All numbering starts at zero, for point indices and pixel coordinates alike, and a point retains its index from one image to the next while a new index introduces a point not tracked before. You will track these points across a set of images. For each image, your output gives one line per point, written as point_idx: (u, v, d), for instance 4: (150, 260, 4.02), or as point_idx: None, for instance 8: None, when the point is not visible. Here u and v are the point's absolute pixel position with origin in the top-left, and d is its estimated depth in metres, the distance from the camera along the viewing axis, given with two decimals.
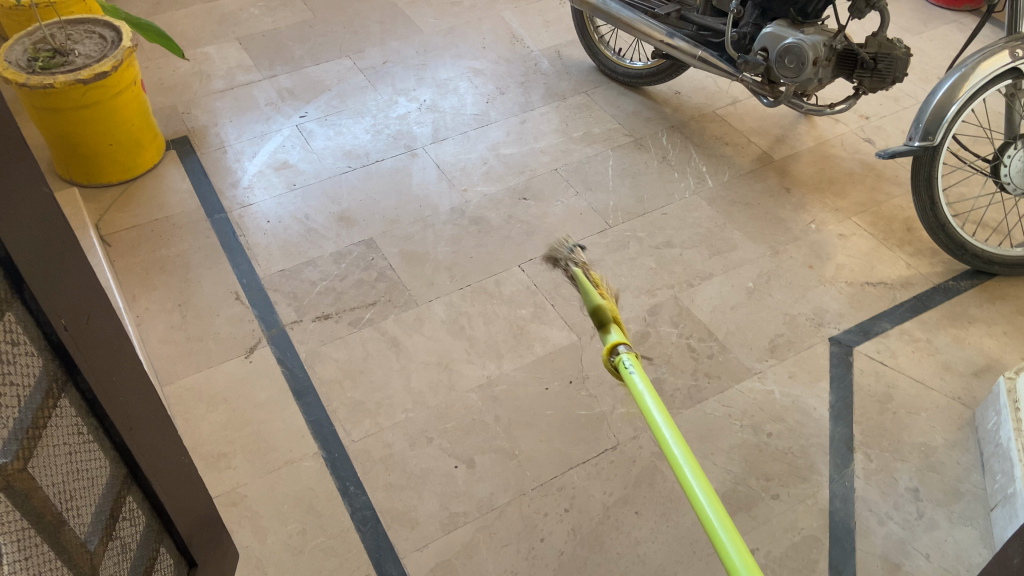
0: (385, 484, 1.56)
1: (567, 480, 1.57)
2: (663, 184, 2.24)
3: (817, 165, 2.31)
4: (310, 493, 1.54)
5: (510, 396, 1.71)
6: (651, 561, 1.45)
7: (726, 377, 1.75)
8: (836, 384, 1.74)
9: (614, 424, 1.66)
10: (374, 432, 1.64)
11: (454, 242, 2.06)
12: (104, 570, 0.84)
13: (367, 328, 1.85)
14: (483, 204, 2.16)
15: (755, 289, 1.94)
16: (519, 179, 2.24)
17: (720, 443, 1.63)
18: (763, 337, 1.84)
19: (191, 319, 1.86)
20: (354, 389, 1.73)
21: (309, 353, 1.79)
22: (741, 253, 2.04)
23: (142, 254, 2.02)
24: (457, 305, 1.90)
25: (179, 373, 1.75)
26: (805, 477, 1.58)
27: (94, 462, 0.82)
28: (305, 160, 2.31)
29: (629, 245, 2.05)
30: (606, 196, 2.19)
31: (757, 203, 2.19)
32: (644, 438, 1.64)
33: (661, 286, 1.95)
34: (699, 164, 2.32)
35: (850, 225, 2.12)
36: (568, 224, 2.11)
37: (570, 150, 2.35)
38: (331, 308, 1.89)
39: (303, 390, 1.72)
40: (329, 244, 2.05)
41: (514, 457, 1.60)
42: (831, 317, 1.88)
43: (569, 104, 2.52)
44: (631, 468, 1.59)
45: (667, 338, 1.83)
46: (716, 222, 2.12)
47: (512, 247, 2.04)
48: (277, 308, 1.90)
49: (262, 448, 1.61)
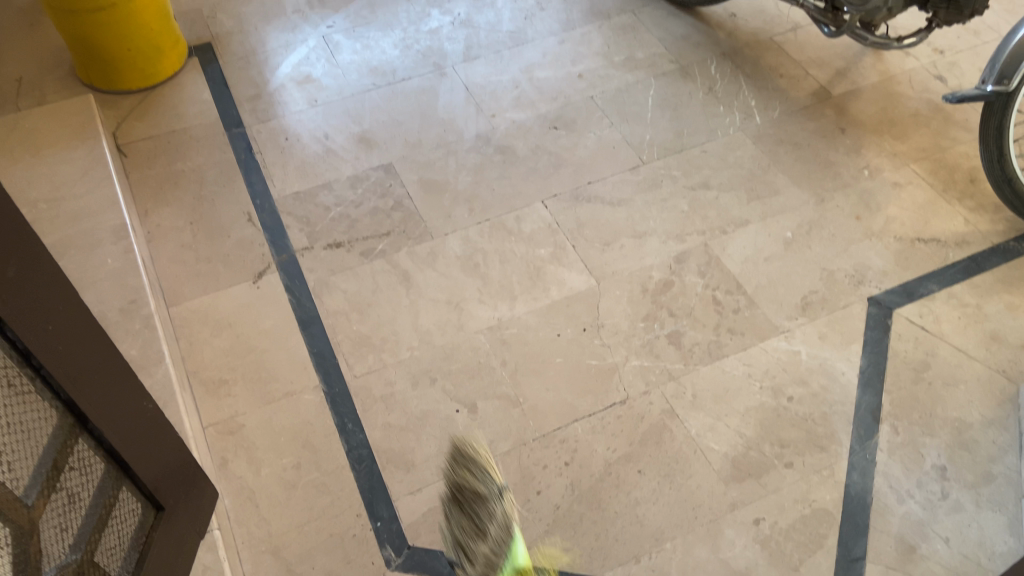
0: (384, 423, 1.53)
1: (571, 432, 1.50)
2: (706, 118, 2.08)
3: (879, 104, 2.11)
4: (308, 426, 1.52)
5: (519, 340, 1.64)
6: (649, 523, 1.39)
7: (751, 334, 1.65)
8: (870, 349, 1.62)
9: (626, 377, 1.58)
10: (377, 368, 1.60)
11: (476, 171, 1.95)
12: (46, 523, 0.81)
13: (378, 259, 1.78)
14: (510, 131, 2.04)
15: (793, 240, 1.81)
16: (552, 106, 2.10)
17: (735, 405, 1.54)
18: (795, 293, 1.71)
19: (202, 238, 1.80)
20: (361, 322, 1.68)
21: (317, 282, 1.73)
22: (783, 199, 1.89)
23: (157, 167, 1.94)
24: (473, 241, 1.81)
25: (187, 294, 1.70)
26: (824, 447, 1.49)
27: (32, 414, 0.77)
28: (329, 75, 2.20)
29: (662, 184, 1.92)
30: (643, 129, 2.05)
31: (807, 143, 2.02)
32: (656, 393, 1.56)
33: (692, 232, 1.82)
34: (748, 98, 2.14)
35: (906, 173, 1.94)
36: (598, 158, 1.98)
37: (610, 76, 2.18)
38: (344, 236, 1.82)
39: (308, 320, 1.67)
40: (347, 167, 1.96)
41: (517, 406, 1.54)
42: (873, 275, 1.75)
43: (614, 24, 2.34)
44: (638, 425, 1.51)
45: (691, 289, 1.72)
46: (759, 163, 1.97)
47: (537, 179, 1.93)
48: (289, 232, 1.82)
49: (263, 378, 1.58)
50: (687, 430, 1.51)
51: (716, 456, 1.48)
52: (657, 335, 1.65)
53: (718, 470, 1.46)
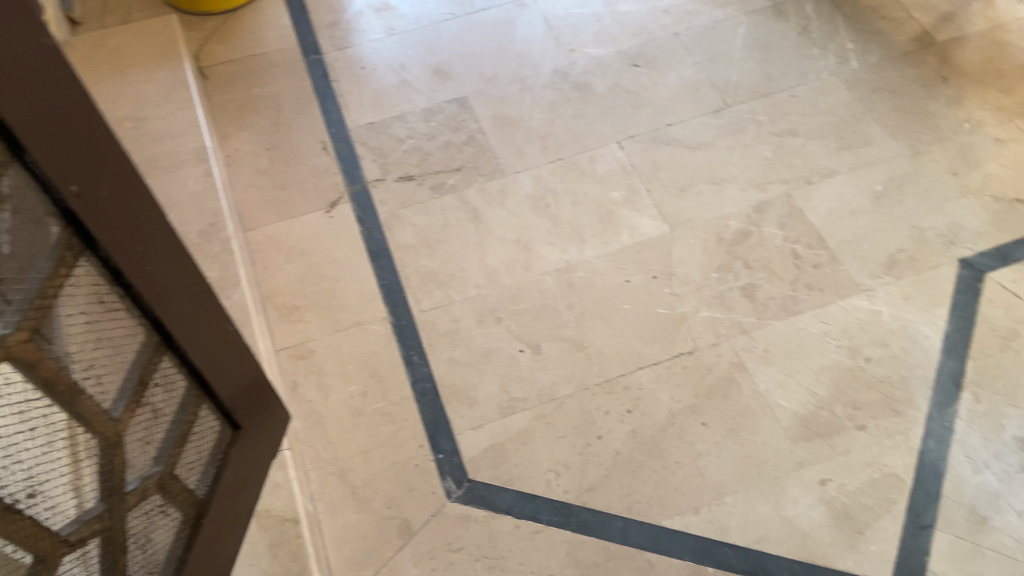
0: (449, 359, 1.54)
1: (635, 380, 1.49)
2: (798, 61, 1.97)
3: (987, 53, 1.96)
4: (374, 356, 1.54)
5: (587, 285, 1.61)
6: (711, 476, 1.38)
7: (830, 291, 1.58)
8: (956, 313, 1.54)
9: (695, 328, 1.55)
10: (444, 304, 1.60)
11: (551, 109, 1.90)
12: (130, 435, 0.84)
13: (449, 194, 1.76)
14: (589, 68, 1.97)
15: (882, 194, 1.71)
16: (634, 42, 2.02)
17: (809, 362, 1.50)
18: (881, 250, 1.63)
19: (278, 165, 1.81)
20: (430, 257, 1.67)
21: (388, 215, 1.73)
22: (875, 151, 1.79)
23: (236, 91, 1.94)
24: (545, 180, 1.78)
25: (262, 220, 1.72)
26: (899, 411, 1.44)
27: (119, 330, 0.80)
28: (407, 3, 2.15)
29: (745, 129, 1.84)
30: (730, 70, 1.95)
31: (905, 92, 1.89)
32: (726, 346, 1.52)
33: (774, 181, 1.75)
34: (845, 41, 2.01)
35: (1011, 128, 1.81)
36: (680, 99, 1.90)
37: (697, 13, 2.08)
38: (416, 169, 1.81)
39: (378, 252, 1.68)
40: (421, 99, 1.93)
41: (582, 349, 1.53)
42: (966, 236, 1.65)
43: None
44: (705, 377, 1.48)
45: (770, 241, 1.66)
46: (851, 111, 1.86)
47: (614, 119, 1.87)
48: (362, 163, 1.82)
49: (333, 306, 1.60)
50: (756, 385, 1.47)
51: (785, 414, 1.44)
52: (731, 287, 1.60)
53: (786, 427, 1.43)
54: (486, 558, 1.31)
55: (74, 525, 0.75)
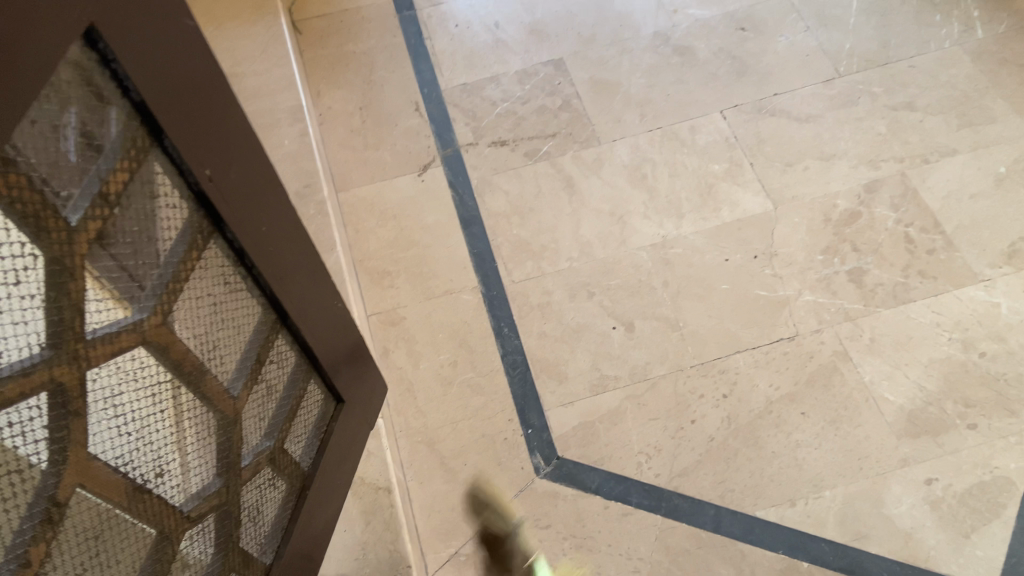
0: (539, 332, 1.51)
1: (732, 363, 1.45)
2: (919, 28, 1.84)
3: None
4: (465, 326, 1.53)
5: (684, 262, 1.57)
6: (808, 468, 1.34)
7: (945, 280, 1.50)
8: None
9: (797, 312, 1.49)
10: (535, 276, 1.58)
11: (651, 74, 1.82)
12: (247, 411, 0.85)
13: (542, 162, 1.72)
14: (692, 31, 1.88)
15: (1007, 177, 1.60)
16: (741, 4, 1.91)
17: (918, 355, 1.43)
18: (1002, 238, 1.53)
19: (371, 125, 1.79)
20: (522, 226, 1.64)
21: (480, 181, 1.71)
22: (1000, 129, 1.66)
23: (330, 47, 1.92)
24: (642, 150, 1.72)
25: (356, 182, 1.71)
26: (1014, 411, 1.36)
27: (241, 310, 0.79)
28: None
29: (858, 101, 1.73)
30: (843, 37, 1.83)
31: None
32: (829, 333, 1.46)
33: (887, 158, 1.65)
34: (971, 7, 1.86)
35: None
36: (788, 67, 1.80)
37: None
38: (509, 134, 1.76)
39: (470, 219, 1.66)
40: (515, 60, 1.88)
41: (676, 330, 1.49)
42: None
43: None
44: (806, 364, 1.43)
45: (881, 223, 1.57)
46: (975, 85, 1.73)
47: (717, 87, 1.79)
48: (455, 126, 1.79)
49: (424, 273, 1.59)
50: (860, 376, 1.41)
51: (889, 408, 1.38)
52: (837, 270, 1.53)
53: (890, 422, 1.37)
54: (574, 538, 1.30)
55: (195, 501, 0.76)
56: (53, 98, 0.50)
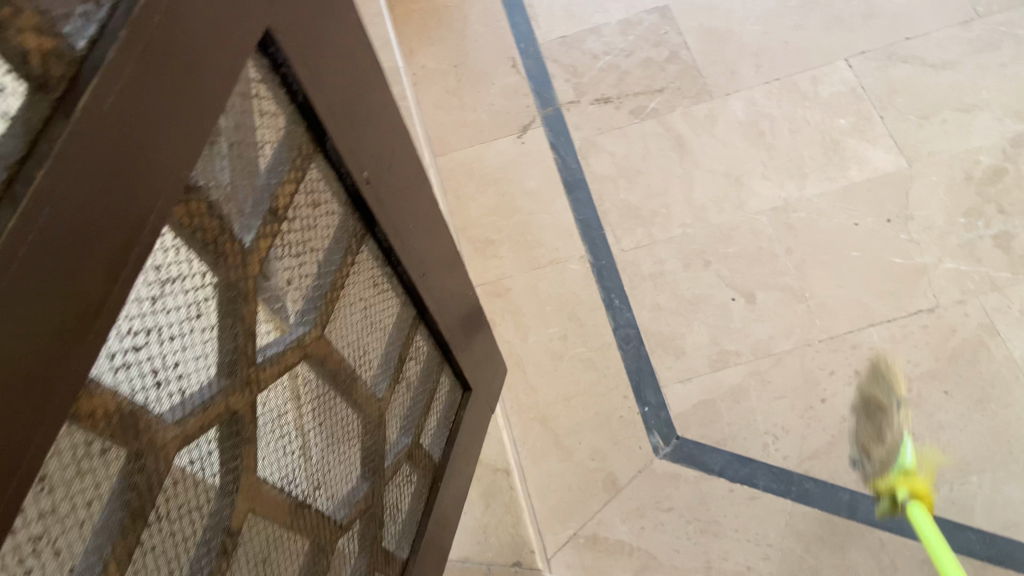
0: (653, 304, 1.44)
1: (865, 338, 1.35)
2: None
3: None
4: (574, 298, 1.46)
5: (808, 226, 1.46)
6: (952, 451, 1.25)
7: None
8: None
9: (937, 281, 1.38)
10: (646, 244, 1.50)
11: (766, 20, 1.69)
12: (390, 411, 0.81)
13: (649, 120, 1.62)
14: None
15: None
16: None
17: None
18: None
19: (466, 84, 1.71)
20: (630, 190, 1.56)
21: (584, 142, 1.62)
22: None
23: (420, 2, 1.84)
24: (759, 104, 1.60)
25: (453, 145, 1.64)
26: None
27: (387, 310, 0.75)
28: None
29: (1003, 44, 1.57)
30: None
31: None
32: (974, 304, 1.35)
33: None
34: None
35: None
36: (922, 8, 1.64)
37: None
38: (613, 90, 1.66)
39: (574, 183, 1.58)
40: (617, 8, 1.76)
41: (803, 301, 1.40)
42: None
43: None
44: (948, 339, 1.33)
45: None
46: None
47: (841, 32, 1.64)
48: (554, 82, 1.69)
49: (529, 242, 1.53)
50: (1009, 351, 1.30)
51: None
52: (981, 235, 1.40)
53: None
54: (699, 521, 1.25)
55: (347, 509, 0.73)
56: (234, 115, 0.47)
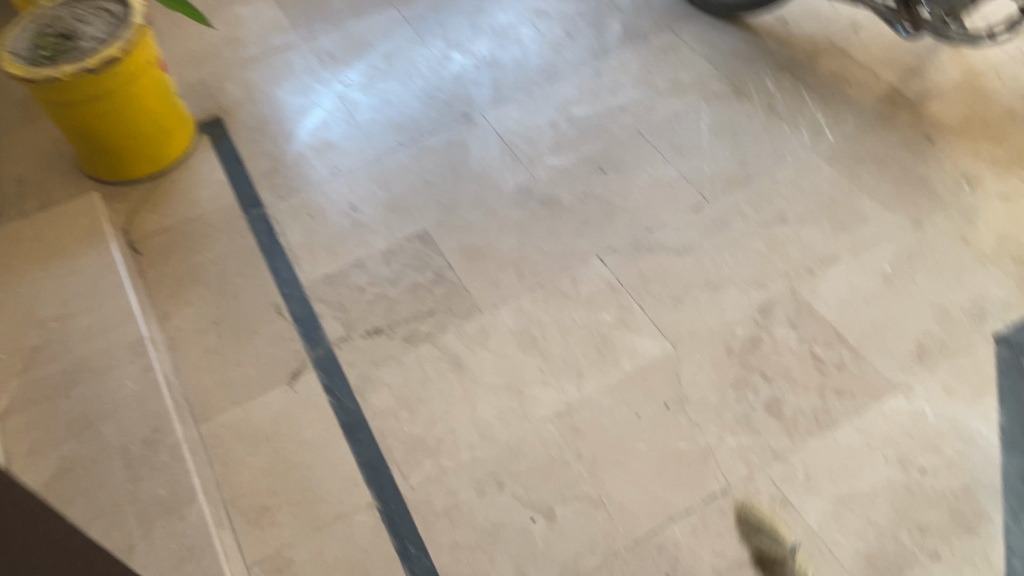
0: (451, 543, 1.33)
1: (668, 536, 1.30)
2: (771, 141, 1.85)
3: (964, 104, 1.88)
4: (365, 554, 1.32)
5: (594, 427, 1.44)
6: None
7: (862, 394, 1.42)
8: (1008, 400, 1.39)
9: (723, 460, 1.37)
10: (436, 476, 1.41)
11: (520, 231, 1.75)
12: None
13: (423, 344, 1.59)
14: (554, 180, 1.84)
15: (893, 274, 1.58)
16: (596, 146, 1.89)
17: (859, 484, 1.31)
18: (906, 339, 1.48)
19: (229, 339, 1.63)
20: (412, 421, 1.48)
21: (359, 378, 1.55)
22: (873, 227, 1.66)
23: (174, 262, 1.77)
24: (527, 312, 1.61)
25: (218, 406, 1.53)
26: (973, 529, 1.26)
27: None
28: (349, 137, 2.00)
29: (731, 222, 1.71)
30: (702, 161, 1.83)
31: (891, 158, 1.78)
32: (762, 479, 1.34)
33: (774, 276, 1.61)
34: (814, 112, 1.90)
35: (1012, 182, 1.70)
36: (656, 201, 1.77)
37: (655, 105, 1.96)
38: (383, 320, 1.63)
39: (353, 424, 1.48)
40: (377, 240, 1.77)
41: (601, 508, 1.34)
42: (994, 308, 1.51)
43: (652, 45, 2.12)
44: (746, 521, 1.30)
45: (784, 345, 1.50)
46: (838, 187, 1.74)
47: (590, 233, 1.73)
48: (322, 322, 1.65)
49: (309, 499, 1.39)
50: (805, 522, 1.29)
51: (846, 553, 1.25)
52: (753, 405, 1.43)
53: (851, 570, 1.23)
54: None
55: None
56: None
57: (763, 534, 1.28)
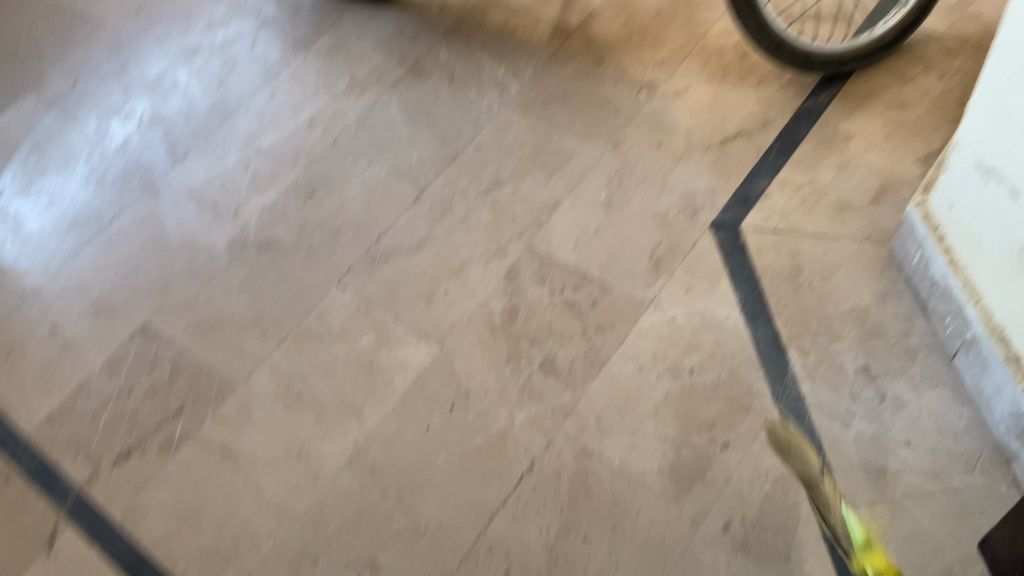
0: None
1: (493, 534, 1.27)
2: (464, 109, 1.85)
3: (620, 17, 1.97)
4: None
5: (388, 458, 1.37)
6: None
7: (620, 323, 1.46)
8: (739, 278, 1.49)
9: (520, 438, 1.36)
10: None
11: (248, 287, 1.62)
12: None
13: (185, 446, 1.43)
14: (265, 221, 1.71)
15: (611, 200, 1.64)
16: (296, 172, 1.79)
17: (644, 408, 1.36)
18: (641, 256, 1.54)
19: None
20: (199, 533, 1.34)
21: (126, 512, 1.38)
22: (580, 161, 1.71)
23: None
24: (283, 368, 1.50)
25: None
26: (748, 408, 1.33)
27: None
28: (22, 253, 1.74)
29: (454, 202, 1.69)
30: (406, 151, 1.79)
31: (575, 90, 1.84)
32: (559, 440, 1.35)
33: (508, 240, 1.61)
34: (493, 68, 1.92)
35: (682, 77, 1.82)
36: (375, 207, 1.70)
37: (341, 110, 1.88)
38: (131, 439, 1.45)
39: (136, 565, 1.32)
40: (95, 355, 1.57)
41: (423, 535, 1.29)
42: (703, 199, 1.61)
43: (319, 48, 2.02)
44: (559, 486, 1.30)
45: (539, 303, 1.51)
46: (539, 134, 1.77)
47: (321, 262, 1.64)
48: (62, 469, 1.44)
49: None
50: (610, 463, 1.31)
51: (653, 478, 1.29)
52: (530, 373, 1.43)
53: (661, 491, 1.28)
54: None
55: None
56: None
57: (794, 454, 1.16)
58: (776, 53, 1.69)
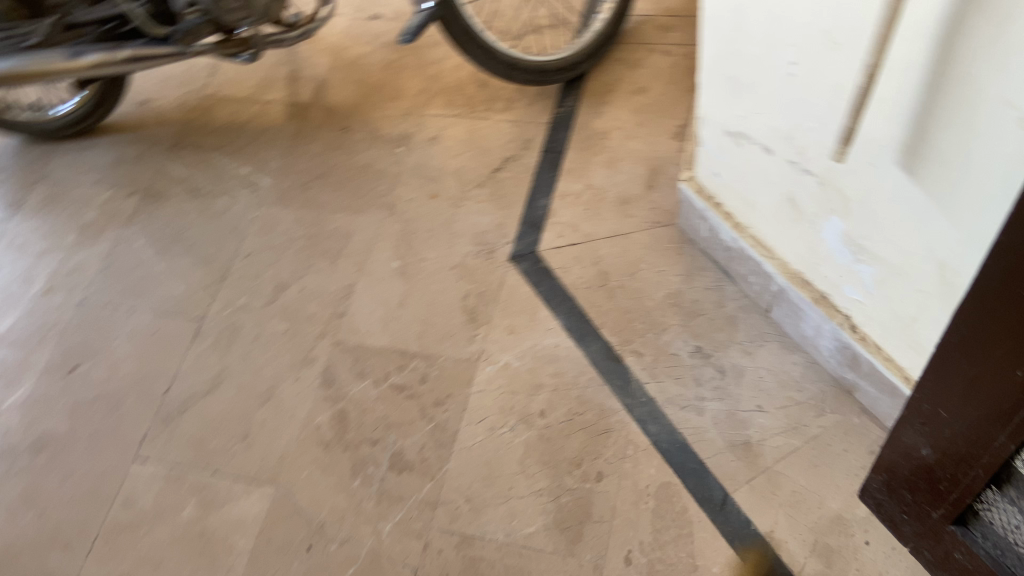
0: None
1: None
2: (218, 219, 1.69)
3: (351, 80, 1.90)
4: None
5: None
6: None
7: (456, 389, 1.38)
8: (554, 303, 1.45)
9: (394, 551, 1.23)
10: None
11: (27, 500, 1.36)
12: None
13: None
14: (27, 417, 1.45)
15: (404, 266, 1.55)
16: (48, 349, 1.54)
17: (509, 468, 1.28)
18: (453, 313, 1.47)
19: None
20: None
21: None
22: (360, 236, 1.61)
23: None
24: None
25: None
26: (607, 429, 1.29)
27: None
28: None
29: (240, 323, 1.53)
30: (169, 285, 1.60)
31: (330, 165, 1.74)
32: (435, 537, 1.23)
33: (311, 343, 1.48)
34: (236, 167, 1.78)
35: (431, 121, 1.78)
36: (153, 357, 1.50)
37: (79, 263, 1.66)
38: None
39: None
40: None
41: None
42: (493, 236, 1.56)
43: (33, 203, 1.78)
44: None
45: (366, 398, 1.39)
46: (307, 221, 1.65)
47: (109, 441, 1.41)
48: None
49: None
50: (495, 540, 1.22)
51: (542, 538, 1.21)
52: (381, 477, 1.31)
53: (555, 549, 1.19)
54: None
55: None
56: None
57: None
58: (513, 75, 1.70)
